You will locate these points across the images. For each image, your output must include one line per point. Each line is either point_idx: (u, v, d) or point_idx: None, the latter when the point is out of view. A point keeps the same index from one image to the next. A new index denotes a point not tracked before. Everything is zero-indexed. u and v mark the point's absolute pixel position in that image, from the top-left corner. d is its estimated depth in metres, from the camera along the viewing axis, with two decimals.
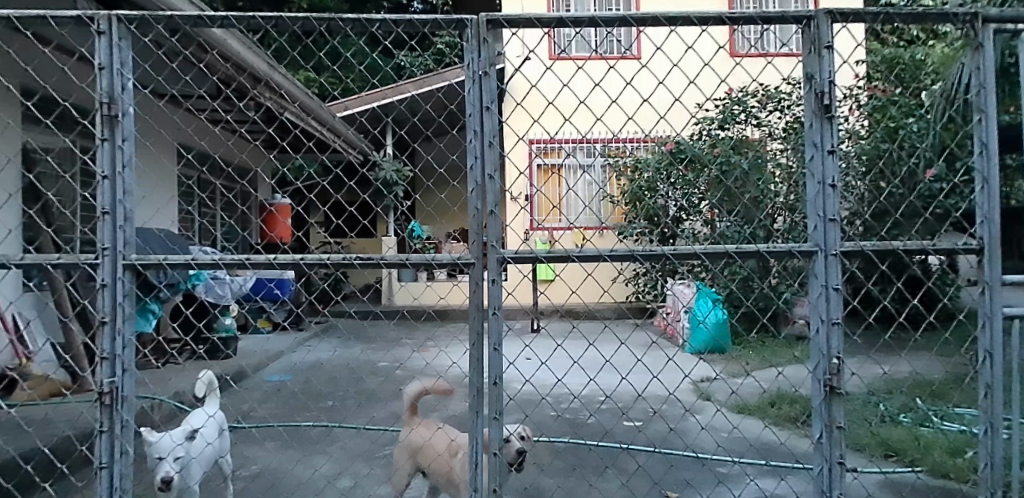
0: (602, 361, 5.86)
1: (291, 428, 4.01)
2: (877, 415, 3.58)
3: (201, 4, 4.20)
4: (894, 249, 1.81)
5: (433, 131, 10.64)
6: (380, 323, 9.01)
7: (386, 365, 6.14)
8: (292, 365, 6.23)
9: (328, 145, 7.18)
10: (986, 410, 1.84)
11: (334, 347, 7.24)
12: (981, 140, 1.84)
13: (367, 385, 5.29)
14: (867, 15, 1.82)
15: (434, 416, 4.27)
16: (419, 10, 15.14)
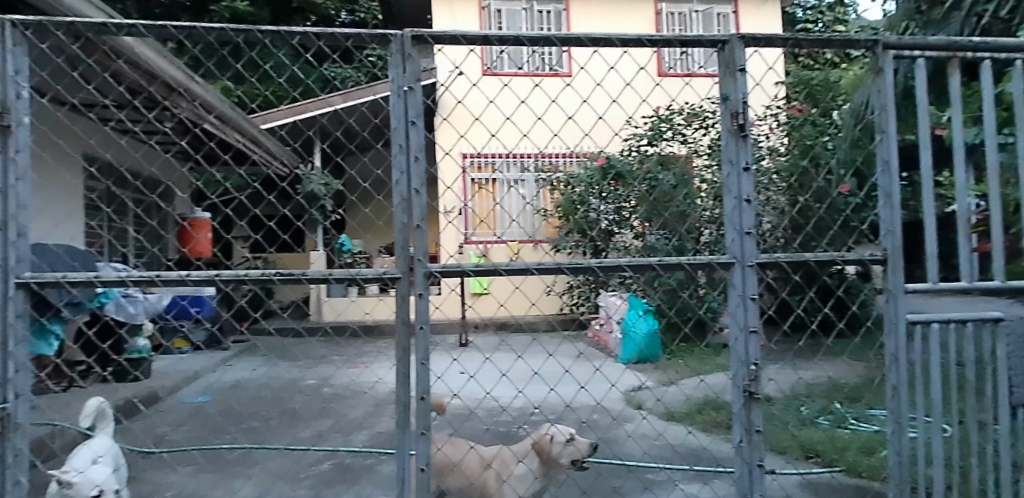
0: (531, 373, 5.89)
1: (208, 451, 3.86)
2: (799, 419, 3.72)
3: (108, 11, 4.03)
4: (807, 260, 1.93)
5: (359, 146, 10.47)
6: (313, 340, 8.80)
7: (313, 383, 6.01)
8: (210, 386, 6.01)
9: (250, 158, 6.97)
10: (894, 409, 1.98)
11: (257, 366, 7.02)
12: (882, 157, 1.99)
13: (292, 404, 5.15)
14: (777, 40, 1.92)
15: (361, 435, 4.21)
16: (347, 21, 14.95)
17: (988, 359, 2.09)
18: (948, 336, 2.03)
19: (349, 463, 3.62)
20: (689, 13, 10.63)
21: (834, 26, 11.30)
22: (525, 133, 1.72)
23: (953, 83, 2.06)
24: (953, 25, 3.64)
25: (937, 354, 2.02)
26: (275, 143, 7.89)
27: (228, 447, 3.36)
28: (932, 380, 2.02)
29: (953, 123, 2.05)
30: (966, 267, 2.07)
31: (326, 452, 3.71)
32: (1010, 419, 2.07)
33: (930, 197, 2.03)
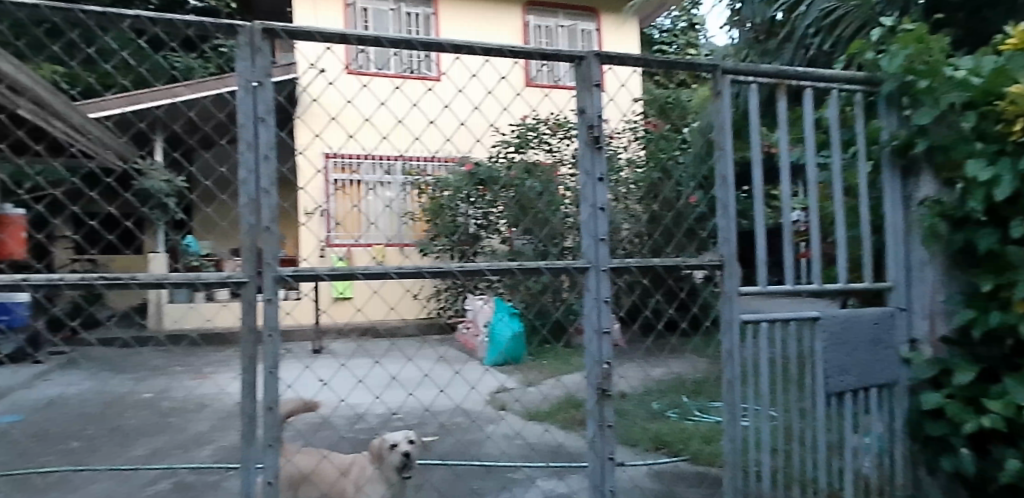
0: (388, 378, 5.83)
1: (15, 478, 3.43)
2: (650, 413, 3.98)
3: None
4: (654, 265, 2.08)
5: (198, 141, 9.54)
6: (157, 352, 8.10)
7: (150, 396, 5.56)
8: (16, 406, 5.32)
9: (68, 149, 6.20)
10: (729, 402, 2.17)
11: (82, 381, 6.35)
12: (721, 172, 2.19)
13: (125, 421, 4.72)
14: (627, 59, 2.06)
15: (205, 451, 3.94)
16: (197, 7, 13.92)
17: (808, 354, 2.33)
18: (774, 333, 2.25)
19: (190, 481, 3.39)
20: (555, 27, 11.18)
21: (686, 50, 12.37)
22: (385, 136, 1.70)
23: (780, 107, 2.31)
24: (787, 55, 4.46)
25: (766, 349, 2.24)
26: (103, 134, 7.13)
27: (44, 473, 3.00)
28: (762, 374, 2.22)
29: (780, 143, 2.29)
30: (789, 271, 2.31)
31: (164, 471, 3.45)
32: (825, 408, 2.31)
33: (760, 209, 2.26)
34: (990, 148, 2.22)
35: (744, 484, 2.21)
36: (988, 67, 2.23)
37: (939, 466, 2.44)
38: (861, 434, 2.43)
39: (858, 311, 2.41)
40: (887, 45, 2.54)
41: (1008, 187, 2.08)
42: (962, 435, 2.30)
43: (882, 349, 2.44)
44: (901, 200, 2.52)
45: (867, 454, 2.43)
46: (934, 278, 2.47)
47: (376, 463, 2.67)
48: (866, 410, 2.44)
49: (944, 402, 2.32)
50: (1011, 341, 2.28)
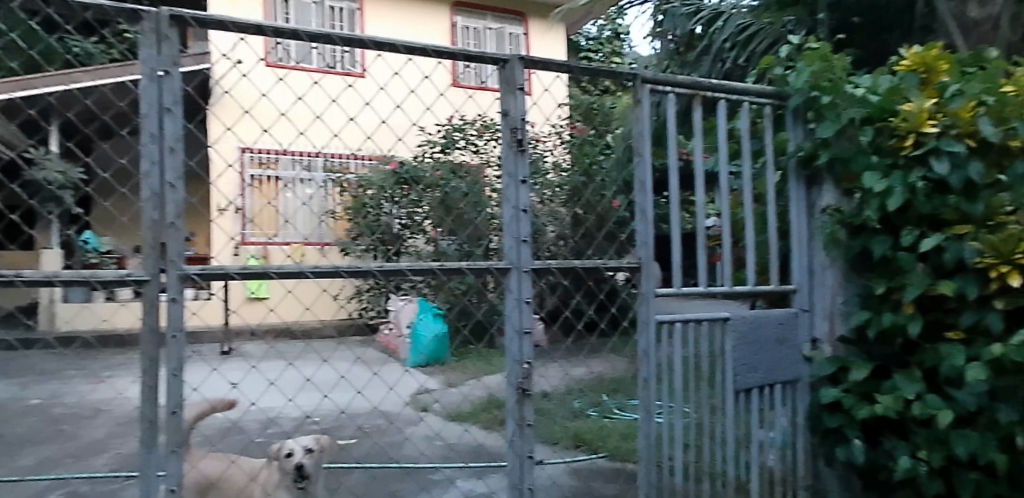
0: (302, 380, 5.72)
1: None
2: (571, 412, 4.05)
3: None
4: (574, 266, 2.13)
5: (97, 132, 8.96)
6: (53, 356, 7.58)
7: (41, 403, 5.20)
8: None
9: None
10: (644, 399, 2.24)
11: None
12: (639, 178, 2.26)
13: (12, 429, 4.39)
14: (550, 64, 2.10)
15: (101, 459, 3.73)
16: None
17: (718, 353, 2.43)
18: (687, 332, 2.35)
19: (87, 491, 3.24)
20: (484, 29, 11.28)
21: (612, 59, 12.70)
22: (302, 133, 1.65)
23: (696, 117, 2.41)
24: (705, 66, 4.87)
25: (679, 348, 2.32)
26: None
27: None
28: (675, 372, 2.31)
29: (696, 151, 2.40)
30: (702, 273, 2.41)
31: (56, 481, 3.24)
32: (734, 404, 2.42)
33: (676, 214, 2.36)
34: (885, 162, 2.40)
35: (658, 479, 2.29)
36: (884, 86, 2.43)
37: (835, 457, 2.60)
38: (766, 429, 2.55)
39: (765, 312, 2.54)
40: (795, 62, 2.70)
41: (899, 198, 2.27)
42: (856, 427, 2.47)
43: (786, 348, 2.58)
44: (805, 207, 2.68)
45: (771, 448, 2.56)
46: (834, 281, 2.64)
47: (276, 473, 2.46)
48: (771, 406, 2.58)
49: (840, 396, 2.48)
50: (900, 339, 2.47)
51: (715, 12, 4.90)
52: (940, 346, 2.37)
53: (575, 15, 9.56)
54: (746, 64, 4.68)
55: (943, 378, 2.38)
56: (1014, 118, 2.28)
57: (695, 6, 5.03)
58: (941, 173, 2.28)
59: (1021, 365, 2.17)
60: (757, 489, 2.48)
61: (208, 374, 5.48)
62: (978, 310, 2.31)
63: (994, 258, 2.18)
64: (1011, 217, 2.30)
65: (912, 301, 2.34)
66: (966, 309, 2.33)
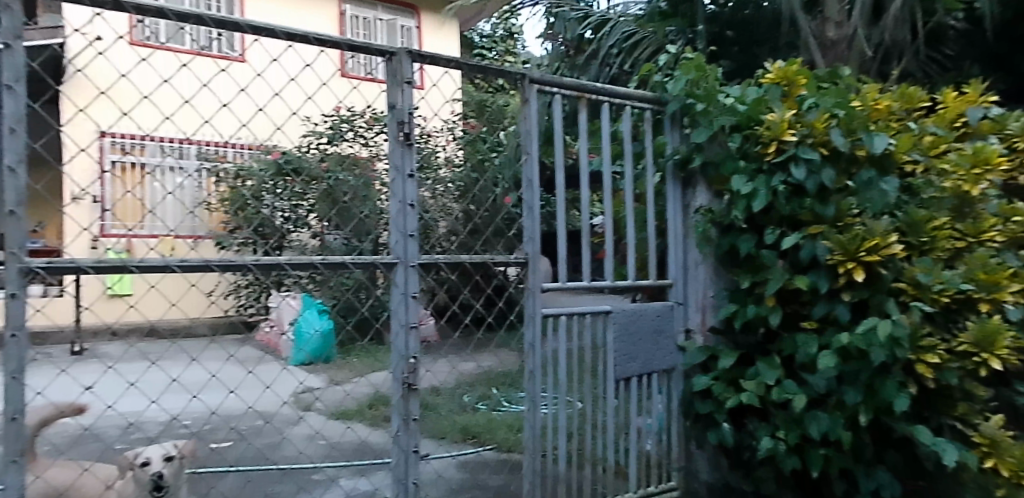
0: (168, 381, 5.38)
1: None
2: (459, 406, 4.05)
3: None
4: (461, 261, 2.15)
5: None
6: None
7: None
8: None
9: None
10: (530, 391, 2.30)
11: None
12: (527, 175, 2.31)
13: None
14: (438, 60, 2.12)
15: None
16: None
17: (600, 345, 2.53)
18: (571, 325, 2.43)
19: None
20: (374, 20, 10.98)
21: (505, 58, 12.80)
22: (167, 118, 1.52)
23: (581, 119, 2.50)
24: (593, 70, 5.04)
25: (564, 341, 2.40)
26: None
27: None
28: (559, 365, 2.38)
29: (581, 151, 2.50)
30: (586, 269, 2.51)
31: None
32: (614, 393, 2.54)
33: (561, 211, 2.44)
34: (751, 167, 2.60)
35: (542, 467, 2.35)
36: (751, 96, 2.64)
37: (706, 439, 2.80)
38: (643, 416, 2.69)
39: (644, 306, 2.68)
40: (672, 70, 2.87)
41: (762, 200, 2.47)
42: (723, 412, 2.67)
43: (662, 338, 2.74)
44: (681, 207, 2.85)
45: (648, 435, 2.70)
46: (706, 276, 2.83)
47: (131, 485, 2.32)
48: (648, 395, 2.72)
49: (710, 383, 2.67)
50: (762, 329, 2.69)
51: (603, 18, 5.10)
52: (797, 335, 2.61)
53: (468, 12, 9.59)
54: (631, 70, 4.92)
55: (798, 364, 2.62)
56: (860, 130, 2.52)
57: (583, 11, 5.13)
58: (798, 179, 2.49)
59: (862, 351, 2.43)
60: (634, 472, 2.62)
61: (56, 377, 4.98)
62: (828, 302, 2.56)
63: (842, 255, 2.43)
64: (856, 218, 2.56)
65: (773, 294, 2.55)
66: (818, 301, 2.58)
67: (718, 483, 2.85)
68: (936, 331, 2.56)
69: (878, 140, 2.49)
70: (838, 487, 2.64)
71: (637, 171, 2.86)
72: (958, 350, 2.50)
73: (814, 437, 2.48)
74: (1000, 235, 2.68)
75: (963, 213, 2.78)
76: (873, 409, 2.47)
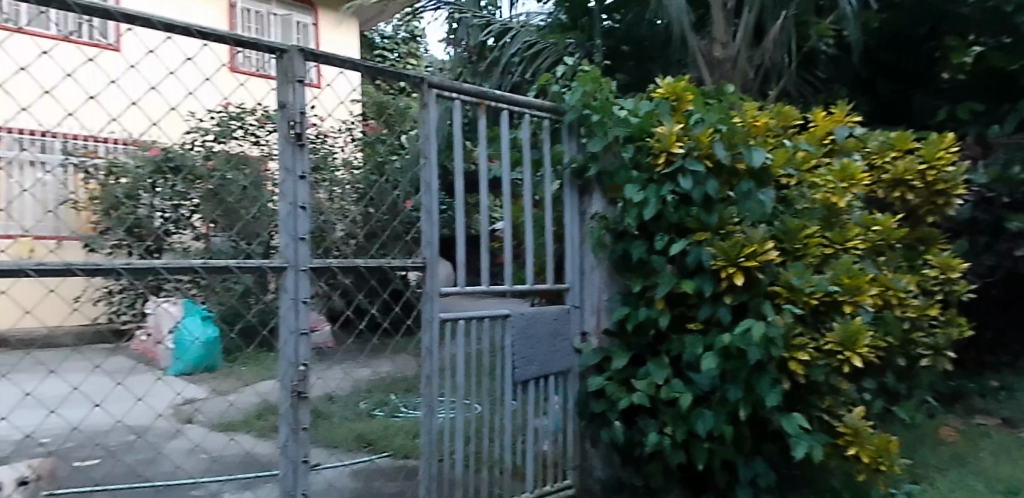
0: (20, 396, 4.88)
1: None
2: (356, 414, 3.92)
3: None
4: (354, 264, 2.11)
5: None
6: None
7: None
8: None
9: None
10: (427, 395, 2.28)
11: None
12: (425, 179, 2.30)
13: None
14: (333, 60, 2.07)
15: None
16: None
17: (498, 348, 2.56)
18: (469, 329, 2.44)
19: None
20: (267, 15, 10.47)
21: (407, 60, 12.58)
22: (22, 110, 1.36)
23: (480, 125, 2.53)
24: (495, 77, 5.11)
25: (463, 345, 2.40)
26: None
27: None
28: (457, 369, 2.38)
29: (481, 157, 2.52)
30: (484, 273, 2.53)
31: None
32: (512, 395, 2.57)
33: (460, 216, 2.45)
34: (643, 176, 2.73)
35: (438, 471, 2.34)
36: (643, 110, 2.77)
37: (600, 437, 2.89)
38: (541, 417, 2.74)
39: (542, 309, 2.74)
40: (570, 81, 2.96)
41: (653, 208, 2.60)
42: (616, 411, 2.77)
43: (559, 341, 2.81)
44: (578, 213, 2.93)
45: (546, 436, 2.76)
46: (601, 280, 2.94)
47: None
48: (546, 396, 2.78)
49: (604, 383, 2.76)
50: (652, 331, 2.82)
51: (505, 28, 5.16)
52: (684, 337, 2.76)
53: (369, 12, 9.40)
54: (532, 79, 5.02)
55: (685, 364, 2.77)
56: (741, 144, 2.70)
57: (486, 18, 5.15)
58: (685, 189, 2.63)
59: (741, 350, 2.60)
60: (531, 473, 2.66)
61: None
62: (712, 305, 2.72)
63: (724, 261, 2.58)
64: (737, 226, 2.74)
65: (662, 297, 2.70)
66: (704, 304, 2.74)
67: (612, 480, 2.96)
68: (807, 330, 2.77)
69: (756, 154, 2.68)
70: (720, 478, 2.81)
71: (536, 177, 2.92)
72: (825, 348, 2.72)
73: (699, 432, 2.63)
74: (861, 242, 2.94)
75: (832, 222, 3.03)
76: (750, 404, 2.66)
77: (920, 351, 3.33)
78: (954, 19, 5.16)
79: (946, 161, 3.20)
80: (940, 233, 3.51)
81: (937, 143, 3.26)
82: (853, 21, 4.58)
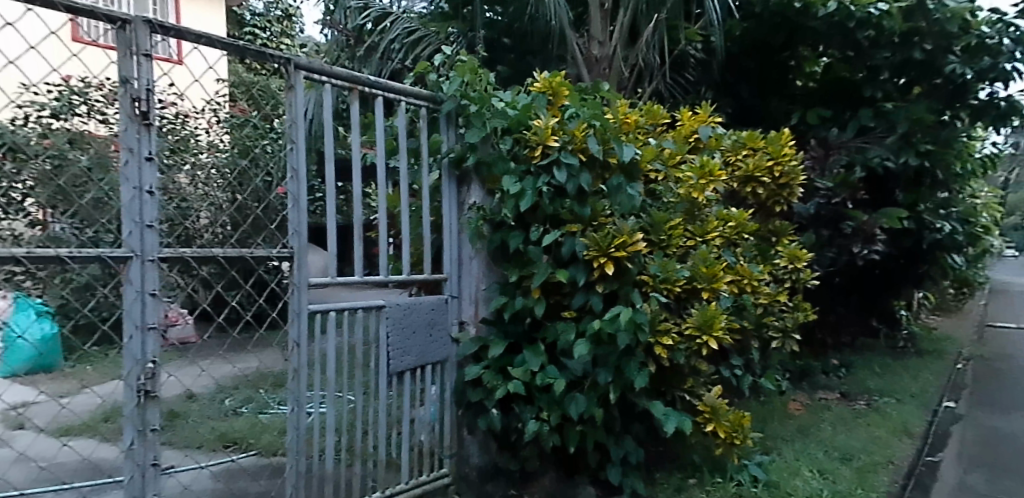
0: None
1: None
2: (220, 411, 3.71)
3: None
4: (211, 254, 1.99)
5: None
6: None
7: None
8: None
9: None
10: (293, 389, 2.20)
11: None
12: (292, 165, 2.20)
13: None
14: (186, 35, 1.94)
15: None
16: None
17: (373, 340, 2.51)
18: (341, 321, 2.36)
19: None
20: None
21: (281, 38, 11.87)
22: None
23: (354, 111, 2.46)
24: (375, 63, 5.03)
25: (334, 337, 2.33)
26: None
27: None
28: (328, 362, 2.31)
29: (354, 145, 2.46)
30: (358, 263, 2.48)
31: None
32: (386, 387, 2.54)
33: (331, 205, 2.37)
34: (520, 168, 2.79)
35: (307, 467, 2.26)
36: (521, 103, 2.82)
37: (477, 425, 2.92)
38: (418, 407, 2.73)
39: (418, 300, 2.72)
40: (447, 71, 2.95)
41: (529, 199, 2.66)
42: (493, 398, 2.81)
43: (436, 331, 2.80)
44: (456, 204, 2.93)
45: (422, 426, 2.75)
46: (479, 270, 2.96)
47: None
48: (422, 387, 2.77)
49: (481, 372, 2.80)
50: (528, 319, 2.90)
51: (384, 12, 5.26)
52: (558, 324, 2.85)
53: None
54: (412, 67, 4.98)
55: (559, 351, 2.86)
56: (613, 140, 2.83)
57: (364, 2, 5.31)
58: (560, 181, 2.71)
59: (612, 336, 2.72)
60: (406, 464, 2.65)
61: None
62: (585, 293, 2.82)
63: (596, 251, 2.70)
64: (609, 218, 2.85)
65: (538, 286, 2.78)
66: (577, 292, 2.84)
67: (488, 466, 3.01)
68: (671, 316, 2.94)
69: (626, 149, 2.81)
70: (592, 458, 2.94)
71: (413, 167, 2.89)
72: (686, 333, 2.90)
73: (572, 416, 2.73)
74: (719, 235, 3.16)
75: (694, 215, 3.21)
76: (620, 387, 2.80)
77: (770, 333, 3.65)
78: (807, 32, 5.59)
79: (788, 156, 3.52)
80: (790, 226, 3.85)
81: (777, 140, 3.61)
82: (719, 29, 4.92)
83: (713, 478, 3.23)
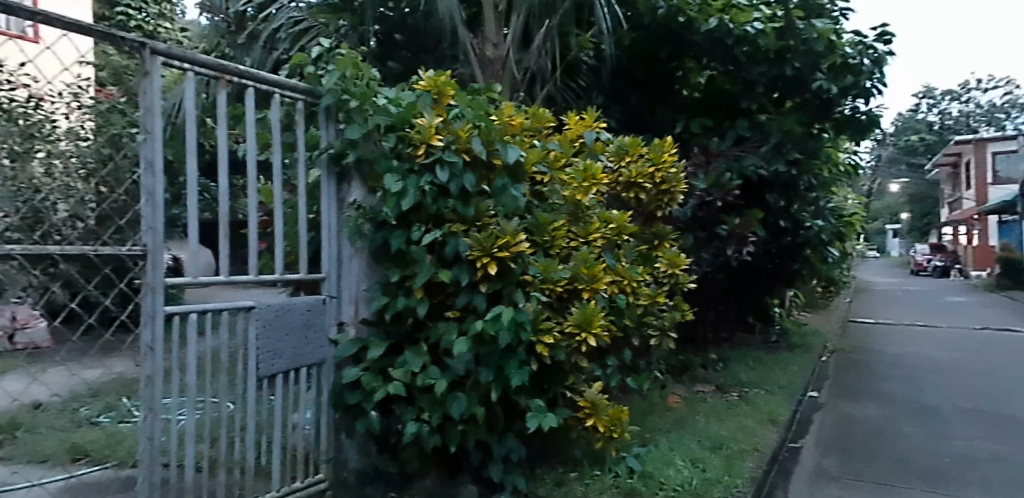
0: None
1: None
2: (72, 423, 3.45)
3: None
4: (48, 252, 1.80)
5: None
6: None
7: None
8: None
9: None
10: (146, 398, 2.04)
11: None
12: (146, 157, 2.04)
13: None
14: (20, 11, 1.69)
15: None
16: None
17: (240, 343, 2.38)
18: (204, 323, 2.23)
19: None
20: None
21: (160, 20, 11.09)
22: None
23: (220, 102, 2.32)
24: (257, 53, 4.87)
25: (194, 340, 2.19)
26: None
27: None
28: (187, 367, 2.17)
29: (221, 137, 2.32)
30: (223, 262, 2.35)
31: None
32: (255, 391, 2.42)
33: (194, 200, 2.22)
34: (403, 167, 2.75)
35: (162, 479, 2.12)
36: (405, 100, 2.79)
37: (355, 428, 2.86)
38: (291, 412, 2.63)
39: (292, 300, 2.63)
40: (326, 65, 2.87)
41: (410, 199, 2.62)
42: (372, 401, 2.76)
43: (312, 333, 2.71)
44: (336, 202, 2.87)
45: (296, 430, 2.66)
46: (359, 269, 2.90)
47: None
48: (297, 390, 2.67)
49: (360, 374, 2.75)
50: (411, 319, 2.87)
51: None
52: (440, 324, 2.84)
53: None
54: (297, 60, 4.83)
55: (442, 351, 2.85)
56: (497, 141, 2.85)
57: None
58: (443, 180, 2.71)
59: (494, 336, 2.74)
60: (277, 470, 2.55)
61: None
62: (468, 293, 2.83)
63: (479, 251, 2.71)
64: (493, 218, 2.88)
65: (420, 286, 2.76)
66: (461, 292, 2.84)
67: (367, 470, 2.96)
68: (553, 314, 3.00)
69: (510, 151, 2.83)
70: (474, 457, 2.96)
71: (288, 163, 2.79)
72: (566, 331, 2.95)
73: (453, 416, 2.72)
74: (601, 236, 3.26)
75: (578, 217, 3.31)
76: (501, 386, 2.83)
77: (649, 331, 3.82)
78: (691, 45, 5.89)
79: (669, 163, 3.72)
80: (672, 230, 4.04)
81: (659, 147, 3.80)
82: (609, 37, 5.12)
83: (593, 471, 3.35)
